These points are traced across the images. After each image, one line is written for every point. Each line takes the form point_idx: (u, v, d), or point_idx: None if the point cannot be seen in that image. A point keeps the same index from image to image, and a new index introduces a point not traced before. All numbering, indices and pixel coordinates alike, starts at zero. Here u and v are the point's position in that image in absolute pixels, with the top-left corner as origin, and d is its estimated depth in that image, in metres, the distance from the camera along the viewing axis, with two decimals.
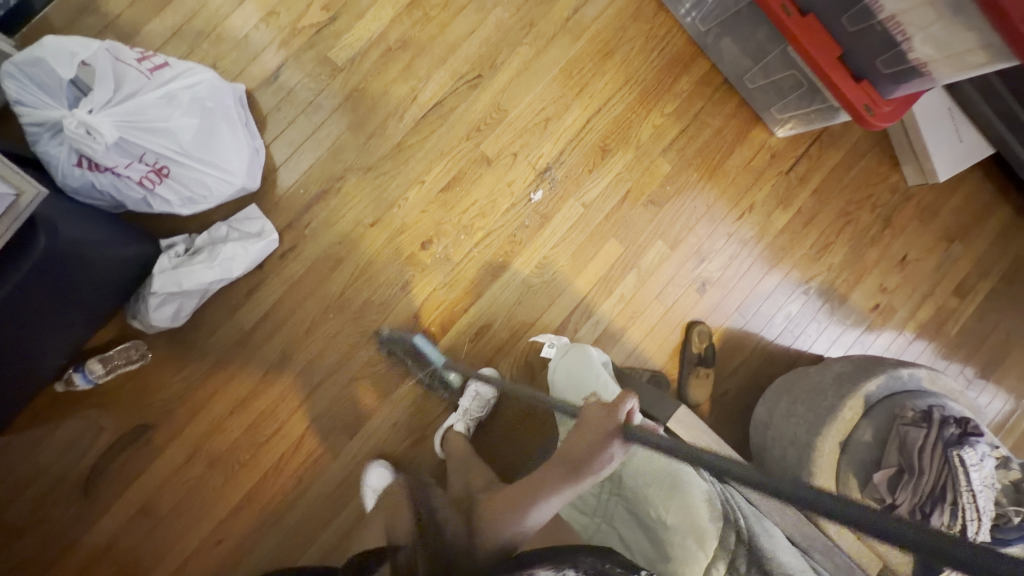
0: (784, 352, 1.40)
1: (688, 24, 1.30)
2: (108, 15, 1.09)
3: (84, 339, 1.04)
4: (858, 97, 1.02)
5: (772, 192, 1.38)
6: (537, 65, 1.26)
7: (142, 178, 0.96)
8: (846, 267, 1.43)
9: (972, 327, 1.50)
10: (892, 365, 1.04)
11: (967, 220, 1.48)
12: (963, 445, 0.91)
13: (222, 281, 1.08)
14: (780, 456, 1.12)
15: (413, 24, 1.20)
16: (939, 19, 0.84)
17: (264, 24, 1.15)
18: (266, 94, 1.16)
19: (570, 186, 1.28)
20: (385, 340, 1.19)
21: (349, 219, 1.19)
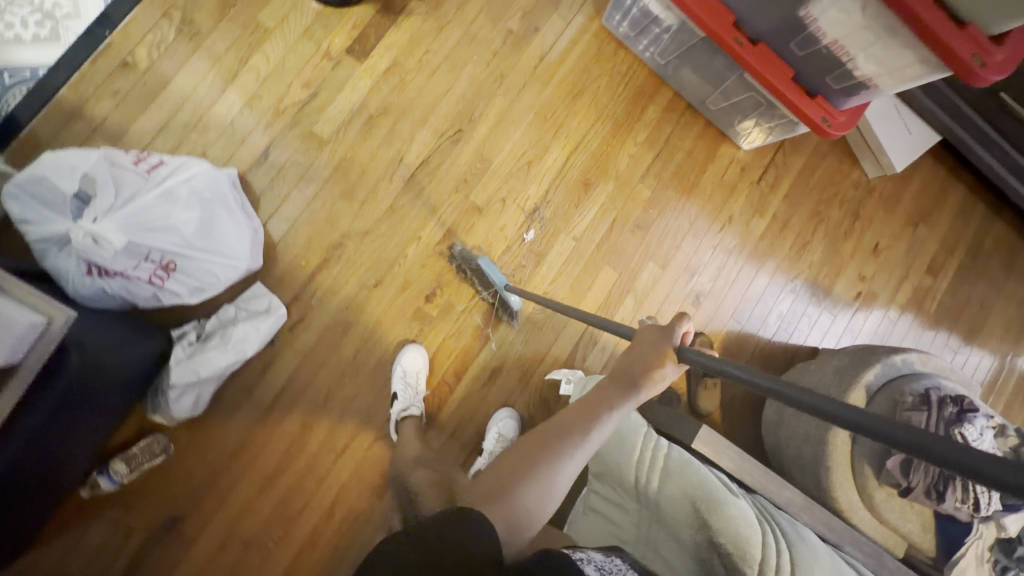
0: (782, 349, 1.47)
1: (648, 58, 1.38)
2: (94, 119, 1.12)
3: (106, 442, 1.04)
4: (815, 112, 1.10)
5: (747, 202, 1.47)
6: (513, 113, 1.32)
7: (151, 276, 0.98)
8: (826, 262, 1.52)
9: (948, 301, 1.60)
10: (885, 354, 1.11)
11: (927, 203, 1.59)
12: (963, 423, 0.96)
13: (237, 363, 1.10)
14: (796, 454, 1.15)
15: (391, 90, 1.25)
16: (878, 41, 0.91)
17: (249, 108, 1.19)
18: (258, 175, 1.19)
19: (560, 222, 1.34)
20: (459, 256, 1.25)
21: (353, 283, 1.22)
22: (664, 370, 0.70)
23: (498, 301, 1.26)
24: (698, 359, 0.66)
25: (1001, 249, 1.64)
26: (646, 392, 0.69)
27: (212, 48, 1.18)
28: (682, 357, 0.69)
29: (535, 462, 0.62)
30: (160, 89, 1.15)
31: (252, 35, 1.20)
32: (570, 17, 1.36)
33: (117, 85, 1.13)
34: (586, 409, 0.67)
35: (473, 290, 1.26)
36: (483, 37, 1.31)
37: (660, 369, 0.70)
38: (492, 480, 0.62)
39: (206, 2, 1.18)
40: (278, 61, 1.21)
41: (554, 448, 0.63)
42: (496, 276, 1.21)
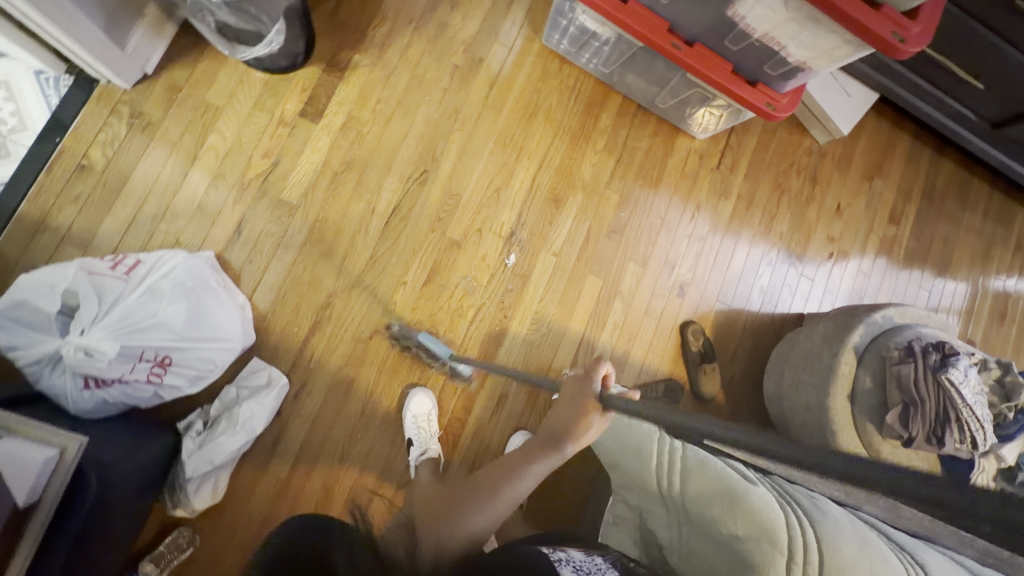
0: (769, 320, 1.52)
1: (592, 69, 1.42)
2: (60, 228, 1.11)
3: (131, 547, 1.02)
4: (759, 99, 1.16)
5: (711, 187, 1.52)
6: (473, 144, 1.35)
7: (149, 375, 0.97)
8: (795, 230, 1.58)
9: (914, 246, 1.68)
10: (865, 314, 1.16)
11: (877, 157, 1.66)
12: (947, 367, 1.00)
13: (248, 442, 1.10)
14: (801, 423, 1.21)
15: (351, 145, 1.27)
16: (804, 29, 0.96)
17: (214, 187, 1.19)
18: (235, 251, 1.19)
19: (537, 241, 1.37)
20: (399, 334, 1.24)
21: (348, 339, 1.23)
22: (591, 424, 0.80)
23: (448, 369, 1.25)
24: (613, 402, 0.77)
25: (953, 187, 1.72)
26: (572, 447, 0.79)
27: (167, 135, 1.18)
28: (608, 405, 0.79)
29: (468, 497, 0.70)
30: (122, 185, 1.15)
31: (203, 116, 1.20)
32: (511, 43, 1.39)
33: (78, 190, 1.13)
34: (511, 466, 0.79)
35: (424, 364, 1.25)
36: (430, 77, 1.33)
37: (587, 418, 0.80)
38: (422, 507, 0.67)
39: (152, 91, 1.18)
40: (234, 136, 1.21)
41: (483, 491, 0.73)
42: (440, 348, 1.22)
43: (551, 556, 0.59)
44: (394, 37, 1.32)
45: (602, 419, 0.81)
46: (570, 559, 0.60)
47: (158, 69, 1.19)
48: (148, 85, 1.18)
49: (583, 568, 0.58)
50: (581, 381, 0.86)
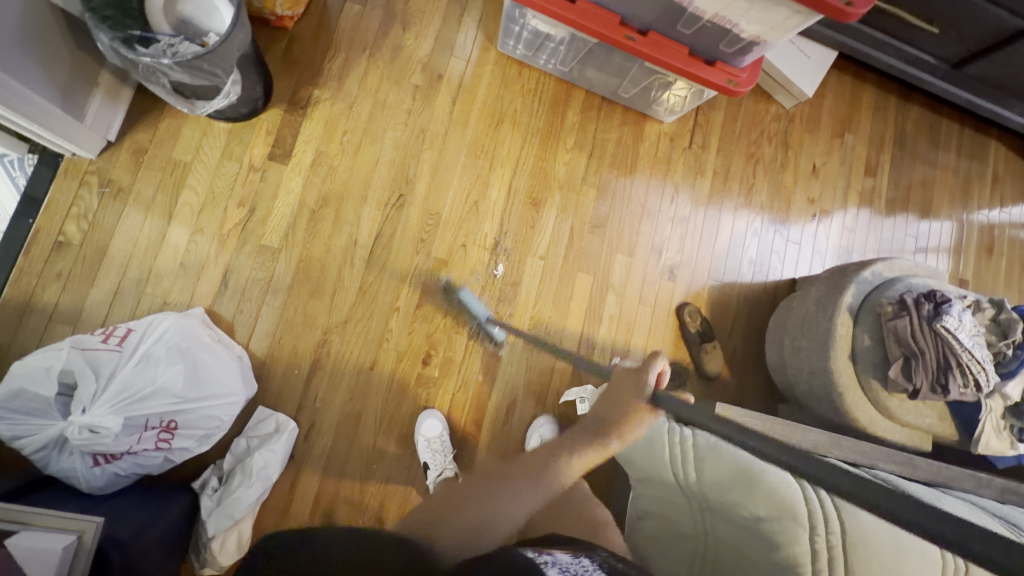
0: (762, 289, 1.53)
1: (551, 69, 1.41)
2: (46, 307, 1.11)
3: None
4: (720, 77, 1.17)
5: (686, 167, 1.52)
6: (445, 161, 1.35)
7: (157, 442, 0.97)
8: (775, 197, 1.59)
9: (893, 194, 1.69)
10: (854, 272, 1.17)
11: (845, 113, 1.67)
12: (941, 315, 1.02)
13: (266, 491, 1.11)
14: (807, 389, 1.22)
15: (324, 180, 1.27)
16: (753, 5, 0.97)
17: (193, 244, 1.19)
18: (225, 303, 1.19)
19: (522, 247, 1.37)
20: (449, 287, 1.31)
21: (350, 374, 1.23)
22: (638, 423, 0.89)
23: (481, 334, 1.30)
24: (670, 407, 0.86)
25: (924, 131, 1.74)
26: (617, 440, 0.87)
27: (139, 198, 1.18)
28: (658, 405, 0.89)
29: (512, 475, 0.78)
30: (102, 255, 1.14)
31: (173, 174, 1.20)
32: (467, 55, 1.39)
33: (59, 266, 1.12)
34: (560, 446, 0.85)
35: (453, 332, 1.29)
36: (392, 101, 1.33)
37: (639, 415, 0.89)
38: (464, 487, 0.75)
39: (118, 157, 1.18)
40: (206, 189, 1.21)
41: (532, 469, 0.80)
42: (479, 309, 1.32)
43: (537, 557, 0.56)
44: (351, 67, 1.32)
45: (650, 416, 0.90)
46: (556, 561, 0.56)
47: (120, 134, 1.18)
48: (113, 151, 1.17)
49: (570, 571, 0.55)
50: (634, 379, 0.95)
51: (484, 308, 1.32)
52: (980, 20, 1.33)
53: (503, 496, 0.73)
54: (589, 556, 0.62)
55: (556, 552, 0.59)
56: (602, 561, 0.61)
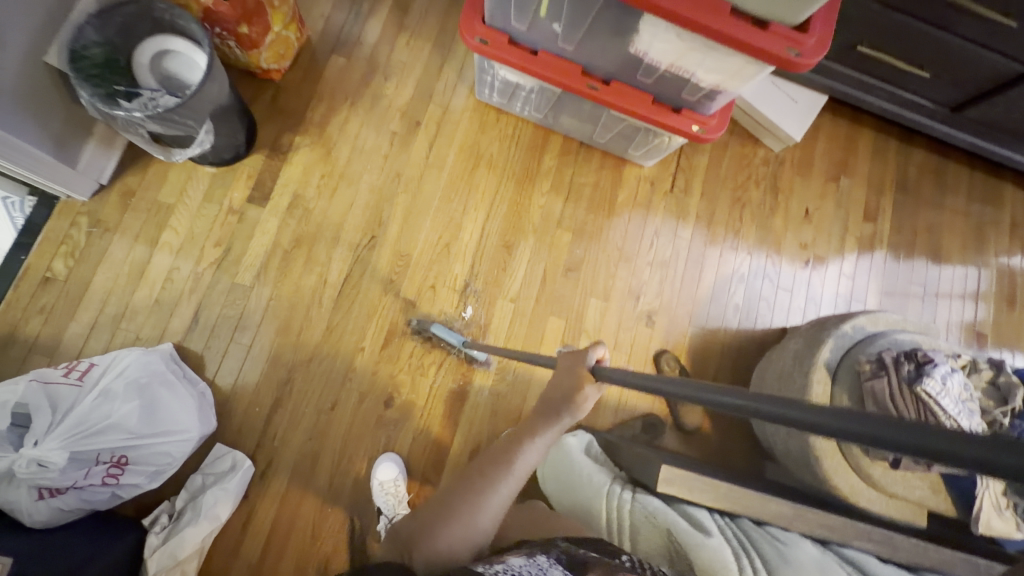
0: (749, 337, 1.46)
1: (528, 115, 1.43)
2: (28, 339, 1.17)
3: None
4: (686, 124, 1.16)
5: (667, 211, 1.49)
6: (419, 203, 1.37)
7: (105, 477, 0.99)
8: (763, 241, 1.53)
9: (896, 240, 1.60)
10: (834, 325, 1.09)
11: (841, 156, 1.62)
12: (923, 377, 0.94)
13: (214, 531, 1.10)
14: (785, 450, 1.13)
15: (299, 222, 1.31)
16: (706, 55, 0.96)
17: (170, 281, 1.24)
18: (194, 339, 1.23)
19: (493, 289, 1.36)
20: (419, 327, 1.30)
21: (311, 413, 1.23)
22: (586, 393, 0.75)
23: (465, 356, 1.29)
24: (606, 375, 0.72)
25: (929, 175, 1.65)
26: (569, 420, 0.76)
27: (124, 237, 1.25)
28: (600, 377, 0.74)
29: (459, 495, 0.73)
30: (84, 290, 1.21)
31: (157, 215, 1.26)
32: (445, 102, 1.43)
33: (43, 300, 1.19)
34: (507, 446, 0.76)
35: (418, 373, 1.28)
36: (370, 146, 1.38)
37: (581, 390, 0.74)
38: (415, 528, 0.72)
39: (108, 200, 1.26)
40: (187, 230, 1.27)
41: (479, 484, 0.74)
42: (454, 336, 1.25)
43: (488, 568, 0.59)
44: (332, 115, 1.38)
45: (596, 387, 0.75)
46: (508, 567, 0.59)
47: (113, 177, 1.26)
48: (104, 194, 1.25)
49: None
50: (572, 357, 0.79)
51: (458, 335, 1.26)
52: (973, 64, 1.27)
53: (457, 516, 0.71)
54: (545, 553, 0.64)
55: (509, 559, 0.62)
56: (558, 556, 0.64)
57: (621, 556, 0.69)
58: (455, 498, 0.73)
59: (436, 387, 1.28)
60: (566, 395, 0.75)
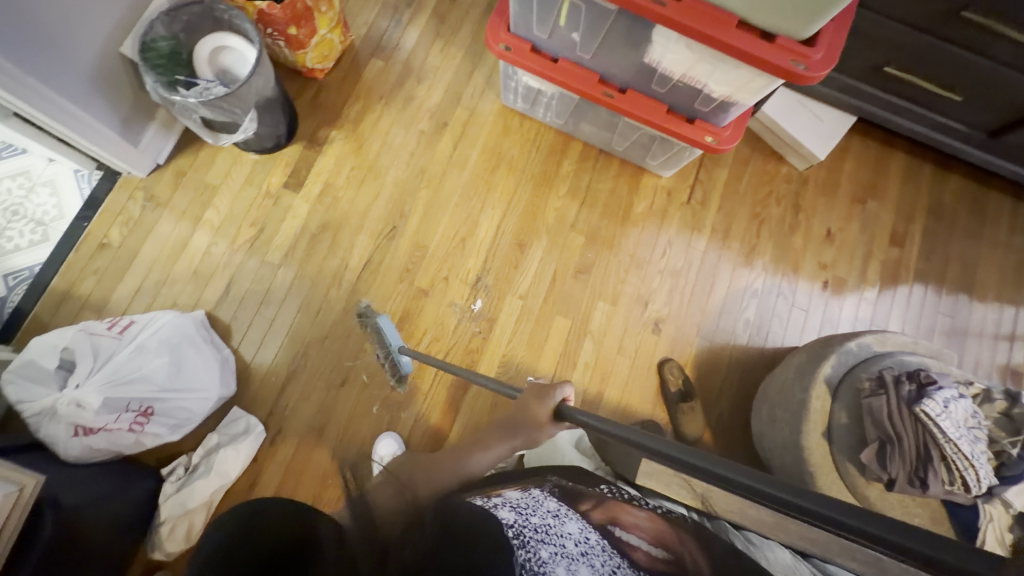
0: (759, 354, 1.44)
1: (550, 120, 1.49)
2: (81, 297, 1.30)
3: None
4: (698, 134, 1.18)
5: (682, 222, 1.51)
6: (440, 199, 1.44)
7: (132, 424, 1.08)
8: (780, 259, 1.52)
9: (925, 267, 1.55)
10: (839, 342, 1.08)
11: (869, 179, 1.59)
12: (923, 399, 0.93)
13: (223, 487, 1.18)
14: (781, 465, 1.11)
15: (328, 209, 1.41)
16: (716, 67, 0.99)
17: (209, 254, 1.36)
18: (223, 309, 1.33)
19: (504, 285, 1.41)
20: (366, 317, 1.33)
21: (321, 388, 1.31)
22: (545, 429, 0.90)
23: (390, 365, 1.30)
24: (572, 413, 0.84)
25: (965, 203, 1.60)
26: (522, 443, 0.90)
27: (172, 212, 1.37)
28: (564, 413, 0.87)
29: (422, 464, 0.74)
30: (133, 258, 1.33)
31: (203, 194, 1.39)
32: (473, 106, 1.51)
33: (98, 264, 1.32)
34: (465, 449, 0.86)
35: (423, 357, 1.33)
36: (399, 143, 1.47)
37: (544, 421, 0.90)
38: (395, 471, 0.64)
39: (162, 177, 1.39)
40: (227, 209, 1.38)
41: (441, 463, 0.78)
42: (392, 338, 1.27)
43: (487, 501, 0.64)
44: (367, 112, 1.48)
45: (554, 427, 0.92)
46: (507, 501, 0.66)
47: (169, 158, 1.40)
48: (159, 172, 1.39)
49: (519, 506, 0.65)
50: (539, 390, 0.96)
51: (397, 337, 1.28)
52: (1007, 88, 1.24)
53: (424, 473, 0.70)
54: (538, 488, 0.74)
55: (507, 494, 0.69)
56: (550, 490, 0.75)
57: (601, 486, 0.82)
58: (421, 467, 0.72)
59: (440, 374, 1.33)
60: (530, 419, 0.91)
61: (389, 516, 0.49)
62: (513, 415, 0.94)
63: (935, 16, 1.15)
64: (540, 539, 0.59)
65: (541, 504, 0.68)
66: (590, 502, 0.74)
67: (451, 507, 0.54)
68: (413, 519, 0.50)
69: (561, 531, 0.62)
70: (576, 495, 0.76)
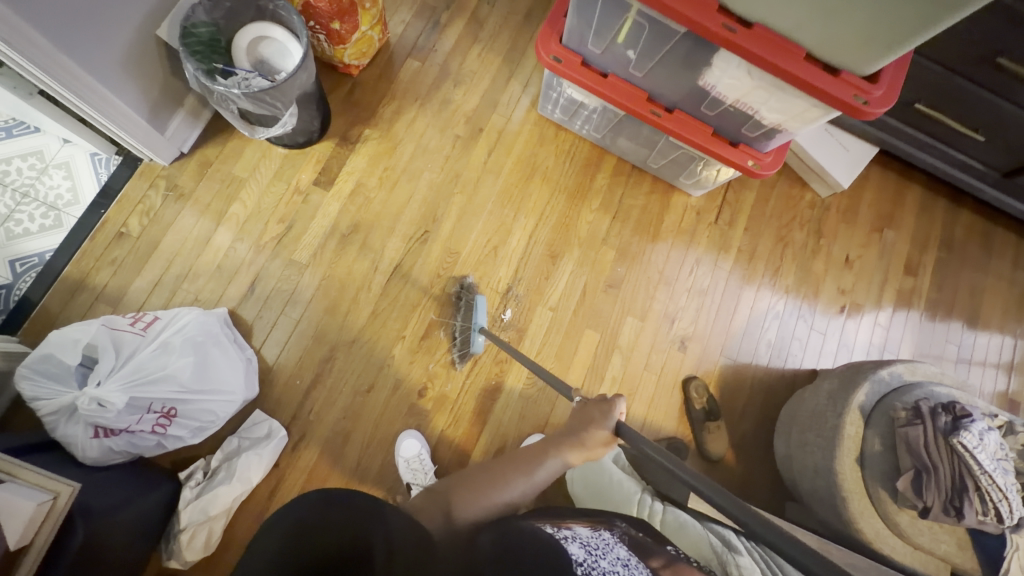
0: (780, 375, 1.47)
1: (586, 133, 1.49)
2: (96, 288, 1.24)
3: None
4: (742, 158, 1.19)
5: (710, 242, 1.53)
6: (473, 205, 1.42)
7: (154, 426, 1.03)
8: (802, 282, 1.55)
9: (936, 296, 1.61)
10: (871, 370, 1.10)
11: (887, 209, 1.63)
12: (960, 431, 0.95)
13: (244, 493, 1.13)
14: (811, 489, 1.13)
15: (359, 209, 1.37)
16: (772, 96, 1.00)
17: (235, 247, 1.31)
18: (247, 308, 1.28)
19: (534, 295, 1.40)
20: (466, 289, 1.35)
21: (347, 392, 1.27)
22: (596, 446, 0.86)
23: (461, 342, 1.31)
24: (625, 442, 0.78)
25: (974, 237, 1.66)
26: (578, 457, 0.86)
27: (196, 204, 1.32)
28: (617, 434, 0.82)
29: (491, 473, 0.82)
30: (153, 249, 1.28)
31: (229, 186, 1.34)
32: (509, 113, 1.49)
33: (114, 254, 1.26)
34: (539, 448, 0.86)
35: (452, 364, 1.31)
36: (433, 146, 1.44)
37: (595, 437, 0.85)
38: (458, 490, 0.77)
39: (186, 167, 1.33)
40: (254, 204, 1.34)
41: (508, 471, 0.83)
42: (478, 317, 1.28)
43: (557, 532, 0.62)
44: (401, 113, 1.45)
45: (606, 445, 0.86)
46: (576, 535, 0.63)
47: (194, 147, 1.35)
48: (183, 161, 1.33)
49: (590, 544, 0.62)
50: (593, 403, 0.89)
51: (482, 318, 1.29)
52: None
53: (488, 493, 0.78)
54: (608, 530, 0.69)
55: (576, 529, 0.66)
56: (620, 535, 0.69)
57: (668, 545, 0.74)
58: (489, 479, 0.81)
59: (467, 384, 1.31)
60: (575, 429, 0.87)
61: (437, 523, 0.68)
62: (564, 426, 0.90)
63: (970, 59, 1.19)
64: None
65: (610, 546, 0.63)
66: (660, 560, 0.67)
67: (519, 530, 0.57)
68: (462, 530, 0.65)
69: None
70: (645, 549, 0.68)
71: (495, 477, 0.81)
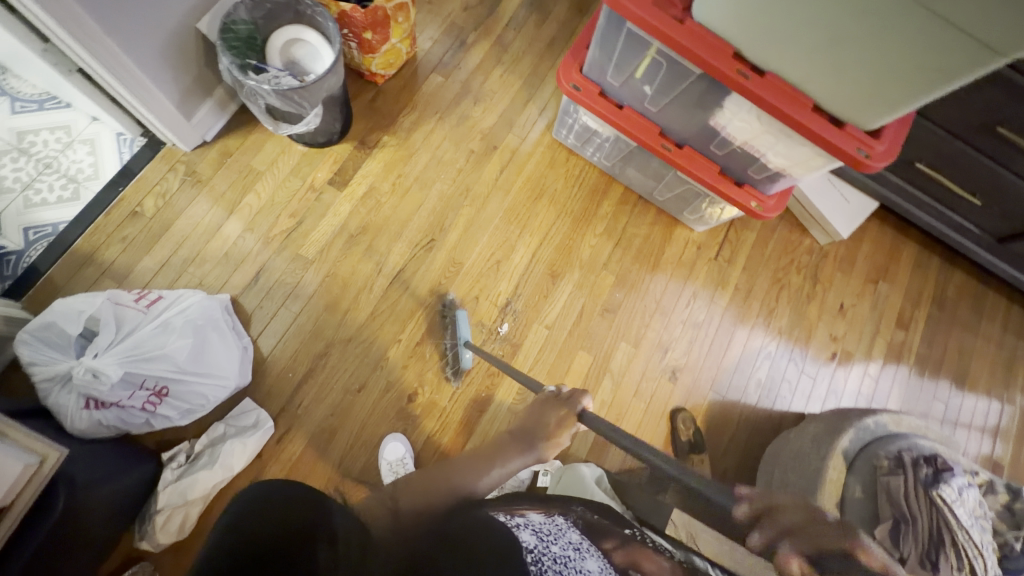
0: (767, 415, 1.48)
1: (596, 160, 1.53)
2: (104, 263, 1.26)
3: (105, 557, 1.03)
4: (745, 198, 1.23)
5: (708, 277, 1.56)
6: (480, 219, 1.46)
7: (145, 403, 1.04)
8: (795, 325, 1.57)
9: (925, 352, 1.63)
10: (857, 417, 1.11)
11: (883, 262, 1.67)
12: (940, 484, 0.98)
13: (224, 481, 1.13)
14: None
15: (369, 211, 1.41)
16: (779, 141, 1.05)
17: (244, 236, 1.33)
18: (249, 297, 1.30)
19: (531, 312, 1.42)
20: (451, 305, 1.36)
21: (337, 390, 1.28)
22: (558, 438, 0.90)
23: (452, 357, 1.32)
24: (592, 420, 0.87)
25: (966, 297, 1.69)
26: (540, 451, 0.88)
27: (212, 191, 1.35)
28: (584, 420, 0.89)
29: (449, 468, 0.73)
30: (164, 230, 1.30)
31: (246, 177, 1.37)
32: (524, 134, 1.54)
33: (126, 232, 1.29)
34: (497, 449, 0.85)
35: (443, 372, 1.32)
36: (447, 158, 1.48)
37: (556, 432, 0.91)
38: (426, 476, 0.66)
39: (207, 155, 1.37)
40: (268, 196, 1.37)
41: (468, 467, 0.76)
42: (461, 331, 1.30)
43: (510, 519, 0.64)
44: (420, 124, 1.50)
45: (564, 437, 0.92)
46: (529, 522, 0.64)
47: (216, 137, 1.39)
48: (204, 149, 1.37)
49: (541, 532, 0.63)
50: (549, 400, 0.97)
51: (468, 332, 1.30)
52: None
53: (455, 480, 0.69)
54: (562, 516, 0.71)
55: (530, 516, 0.67)
56: (575, 522, 0.70)
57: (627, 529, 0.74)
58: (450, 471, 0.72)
59: (456, 393, 1.32)
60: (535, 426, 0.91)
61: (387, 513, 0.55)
62: (519, 427, 0.93)
63: (973, 126, 1.24)
64: (557, 571, 0.56)
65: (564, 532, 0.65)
66: (613, 543, 0.68)
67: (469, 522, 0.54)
68: (420, 515, 0.54)
69: (578, 567, 0.58)
70: (598, 533, 0.70)
71: (457, 471, 0.73)
